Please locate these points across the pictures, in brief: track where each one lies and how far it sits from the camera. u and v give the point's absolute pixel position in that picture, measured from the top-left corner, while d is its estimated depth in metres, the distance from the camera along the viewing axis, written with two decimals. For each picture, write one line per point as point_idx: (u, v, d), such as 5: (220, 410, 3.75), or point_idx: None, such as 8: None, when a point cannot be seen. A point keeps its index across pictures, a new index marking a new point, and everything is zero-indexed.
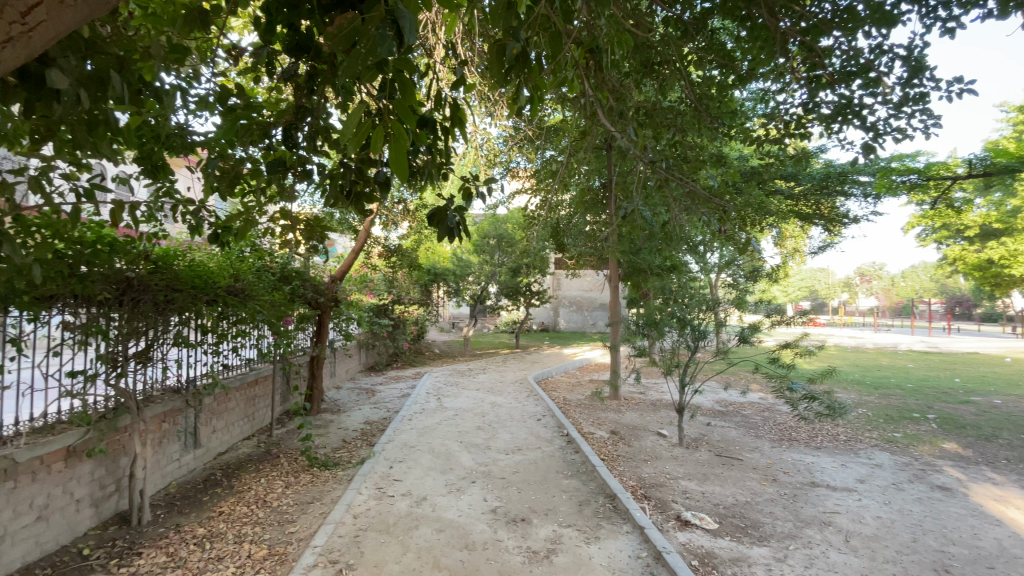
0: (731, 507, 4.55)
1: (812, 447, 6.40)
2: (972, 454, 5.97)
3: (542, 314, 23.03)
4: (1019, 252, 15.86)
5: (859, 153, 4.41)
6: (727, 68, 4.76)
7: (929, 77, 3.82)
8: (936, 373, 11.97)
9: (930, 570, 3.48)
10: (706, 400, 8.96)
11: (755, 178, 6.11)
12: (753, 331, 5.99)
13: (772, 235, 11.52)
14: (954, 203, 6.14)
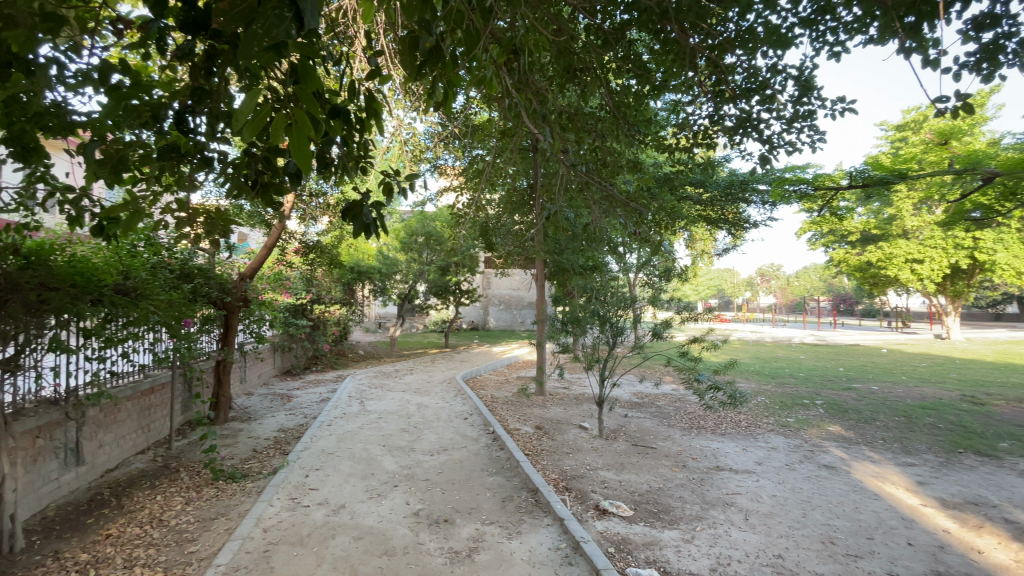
0: (646, 494, 4.79)
1: (718, 433, 6.91)
2: (852, 435, 6.73)
3: (471, 313, 23.03)
4: (891, 256, 18.14)
5: (758, 163, 4.80)
6: (643, 78, 5.03)
7: (817, 96, 4.25)
8: (823, 364, 13.41)
9: (817, 541, 3.85)
10: (626, 393, 9.42)
11: (668, 184, 6.49)
12: (666, 326, 6.38)
13: (685, 237, 12.32)
14: (837, 211, 6.88)
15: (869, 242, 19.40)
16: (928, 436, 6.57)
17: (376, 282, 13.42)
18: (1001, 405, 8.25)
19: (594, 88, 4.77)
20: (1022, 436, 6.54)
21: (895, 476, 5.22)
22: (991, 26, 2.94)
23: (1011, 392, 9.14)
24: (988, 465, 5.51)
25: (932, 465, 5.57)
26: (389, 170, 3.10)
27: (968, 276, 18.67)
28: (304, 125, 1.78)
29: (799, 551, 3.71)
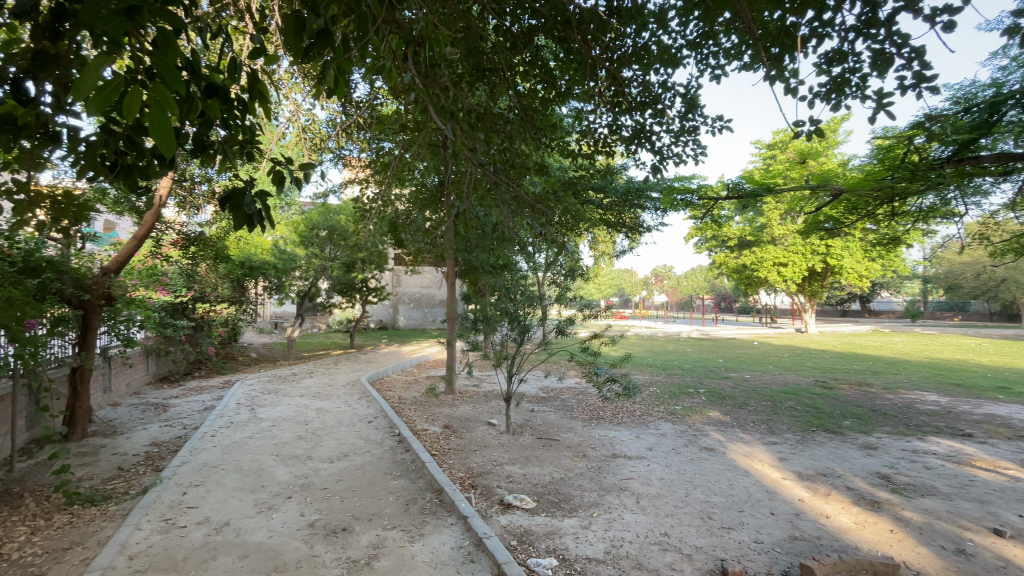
0: (548, 485, 4.97)
1: (615, 423, 7.35)
2: (728, 419, 7.53)
3: (379, 311, 22.29)
4: (763, 259, 20.54)
5: (650, 172, 5.18)
6: (549, 84, 5.21)
7: (700, 114, 4.67)
8: (706, 356, 14.84)
9: (698, 517, 4.24)
10: (532, 388, 9.69)
11: (572, 187, 6.77)
12: (569, 323, 6.64)
13: (589, 239, 12.93)
14: (718, 217, 7.63)
15: (745, 247, 21.79)
16: (788, 418, 7.53)
17: (271, 279, 12.46)
18: (843, 388, 9.71)
19: (501, 88, 4.83)
20: (858, 414, 7.73)
21: (762, 454, 5.91)
22: (839, 62, 3.42)
23: (851, 377, 10.78)
24: (833, 440, 6.44)
25: (790, 443, 6.39)
26: (278, 157, 2.88)
27: (821, 278, 21.70)
28: (167, 101, 1.62)
29: (682, 527, 4.06)
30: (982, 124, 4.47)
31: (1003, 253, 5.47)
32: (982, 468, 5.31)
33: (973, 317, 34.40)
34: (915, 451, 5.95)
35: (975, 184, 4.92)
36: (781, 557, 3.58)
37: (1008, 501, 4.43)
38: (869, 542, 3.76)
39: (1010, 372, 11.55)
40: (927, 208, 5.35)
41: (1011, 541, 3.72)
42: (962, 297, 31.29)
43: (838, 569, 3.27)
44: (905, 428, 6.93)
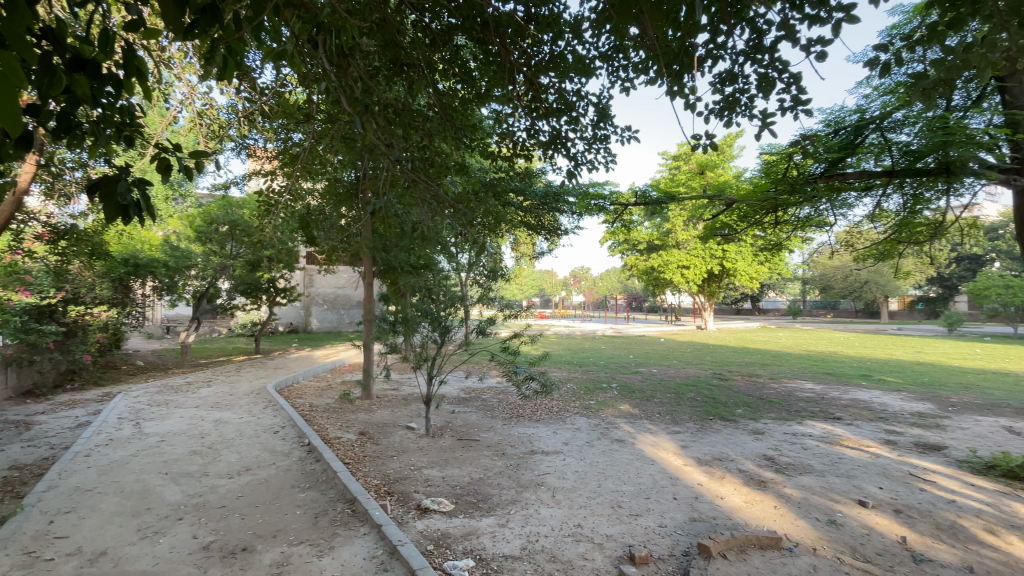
0: (467, 486, 4.96)
1: (534, 420, 7.51)
2: (637, 412, 8.00)
3: (289, 313, 20.97)
4: (668, 262, 22.08)
5: (566, 176, 5.37)
6: (468, 84, 5.22)
7: (611, 123, 4.92)
8: (619, 352, 15.67)
9: (609, 507, 4.45)
10: (453, 389, 9.62)
11: (493, 188, 6.81)
12: (489, 323, 6.62)
13: (509, 240, 13.09)
14: (630, 220, 8.05)
15: (654, 251, 23.29)
16: (690, 408, 8.15)
17: (162, 279, 11.23)
18: (736, 379, 10.70)
19: (419, 85, 4.74)
20: (749, 402, 8.56)
21: (667, 443, 6.34)
22: (730, 82, 3.76)
23: (743, 370, 11.93)
24: (727, 427, 7.07)
25: (691, 431, 6.93)
26: (165, 145, 2.58)
27: (719, 279, 23.77)
28: (15, 71, 1.37)
29: (594, 518, 4.24)
30: (848, 145, 5.13)
31: (864, 258, 6.31)
32: (848, 447, 6.10)
33: (840, 315, 39.49)
34: (796, 434, 6.70)
35: (842, 198, 5.62)
36: (682, 538, 3.86)
37: (868, 475, 5.13)
38: (757, 518, 4.17)
39: (868, 362, 13.42)
40: (805, 218, 6.03)
41: (870, 510, 4.30)
42: (832, 296, 35.77)
43: (730, 545, 3.59)
44: (788, 414, 7.78)
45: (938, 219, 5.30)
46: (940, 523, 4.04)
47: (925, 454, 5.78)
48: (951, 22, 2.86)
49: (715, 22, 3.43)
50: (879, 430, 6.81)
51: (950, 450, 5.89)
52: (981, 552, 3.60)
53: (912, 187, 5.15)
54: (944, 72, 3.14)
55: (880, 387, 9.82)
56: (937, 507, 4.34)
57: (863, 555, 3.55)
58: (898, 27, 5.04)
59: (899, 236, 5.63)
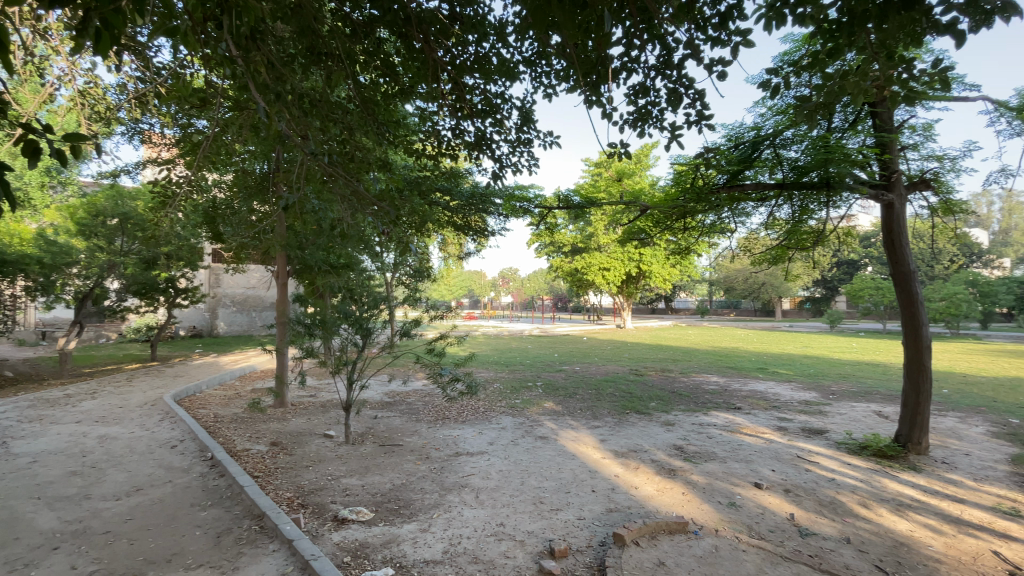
0: (389, 493, 4.82)
1: (459, 421, 7.46)
2: (561, 409, 8.22)
3: (191, 316, 19.24)
4: (590, 264, 23.08)
5: (491, 178, 5.40)
6: (390, 78, 5.08)
7: (534, 128, 5.03)
8: (545, 351, 16.03)
9: (531, 503, 4.53)
10: (375, 394, 9.32)
11: (416, 186, 6.68)
12: (415, 324, 6.41)
13: (436, 240, 12.94)
14: (555, 223, 8.16)
15: (578, 253, 24.16)
16: (609, 403, 8.52)
17: (35, 278, 9.85)
18: (651, 374, 11.36)
19: (338, 76, 4.54)
20: (662, 395, 9.10)
21: (587, 438, 6.57)
22: (643, 95, 3.98)
23: (658, 365, 12.71)
24: (642, 420, 7.47)
25: (610, 425, 7.23)
26: (35, 125, 2.25)
27: (637, 281, 25.13)
28: None
29: (517, 515, 4.29)
30: (746, 158, 5.55)
31: (760, 262, 6.93)
32: (747, 434, 6.67)
33: (742, 313, 43.30)
34: (702, 423, 7.22)
35: (741, 207, 6.16)
36: (599, 529, 4.02)
37: (763, 459, 5.65)
38: (668, 505, 4.44)
39: (764, 356, 14.82)
40: (711, 224, 6.52)
41: (764, 491, 4.73)
42: (736, 297, 39.10)
43: (643, 532, 3.79)
44: (696, 405, 8.37)
45: (820, 228, 5.97)
46: (822, 500, 4.54)
47: (810, 437, 6.48)
48: (829, 53, 3.24)
49: (628, 37, 3.63)
50: (772, 417, 7.54)
51: (830, 433, 6.65)
52: (854, 523, 4.09)
53: (799, 199, 5.75)
54: (824, 96, 3.54)
55: (774, 378, 10.88)
56: (820, 485, 4.88)
57: (758, 533, 3.91)
58: (790, 54, 5.57)
59: (788, 242, 6.27)
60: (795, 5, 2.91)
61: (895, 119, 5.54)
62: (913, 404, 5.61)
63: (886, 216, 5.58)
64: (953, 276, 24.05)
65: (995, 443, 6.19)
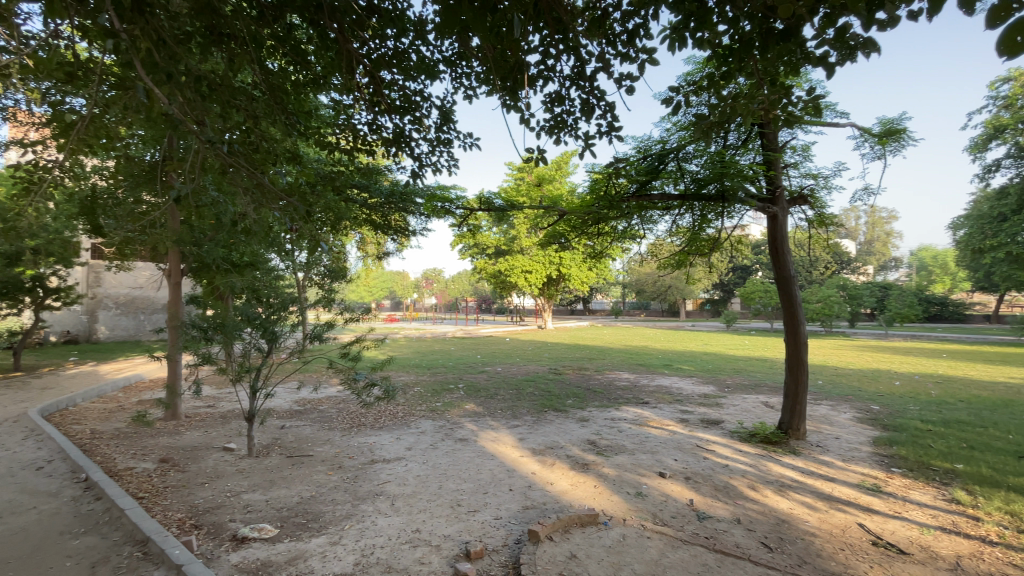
0: (296, 507, 4.53)
1: (376, 428, 7.21)
2: (481, 410, 8.25)
3: (65, 319, 16.88)
4: (513, 266, 23.46)
5: (409, 176, 5.30)
6: (301, 66, 4.80)
7: (453, 128, 5.01)
8: (467, 353, 16.03)
9: (448, 507, 4.49)
10: (283, 402, 8.75)
11: (329, 182, 6.39)
12: (327, 327, 6.06)
13: (354, 240, 12.44)
14: (478, 226, 8.11)
15: (501, 255, 24.46)
16: (529, 402, 8.69)
17: None
18: (569, 373, 11.75)
19: (241, 61, 4.21)
20: (579, 393, 9.45)
21: (506, 438, 6.63)
22: (558, 103, 4.11)
23: (576, 364, 13.20)
24: (560, 418, 7.70)
25: (529, 424, 7.37)
26: None
27: (557, 283, 25.96)
28: None
29: (433, 520, 4.23)
30: (653, 170, 5.97)
31: (665, 266, 7.43)
32: (654, 427, 7.12)
33: (654, 314, 46.20)
34: (614, 418, 7.59)
35: (648, 215, 6.57)
36: (515, 528, 4.07)
37: (667, 449, 6.05)
38: (580, 499, 4.60)
39: (672, 354, 15.92)
40: (623, 230, 6.90)
41: (668, 479, 5.07)
42: (648, 298, 41.63)
43: (556, 527, 3.90)
44: (610, 402, 8.78)
45: (716, 236, 6.53)
46: (718, 485, 4.95)
47: (708, 428, 7.05)
48: (723, 76, 3.54)
49: (544, 46, 3.74)
50: (676, 410, 8.11)
51: (726, 423, 7.28)
52: (744, 505, 4.50)
53: (699, 209, 6.24)
54: (718, 115, 3.87)
55: (678, 374, 11.72)
56: (716, 471, 5.32)
57: (661, 519, 4.17)
58: (692, 75, 5.98)
59: (690, 248, 6.78)
60: (695, 29, 3.15)
61: (780, 140, 6.17)
62: (793, 395, 6.30)
63: (772, 227, 6.20)
64: (827, 281, 27.43)
65: (858, 427, 7.12)
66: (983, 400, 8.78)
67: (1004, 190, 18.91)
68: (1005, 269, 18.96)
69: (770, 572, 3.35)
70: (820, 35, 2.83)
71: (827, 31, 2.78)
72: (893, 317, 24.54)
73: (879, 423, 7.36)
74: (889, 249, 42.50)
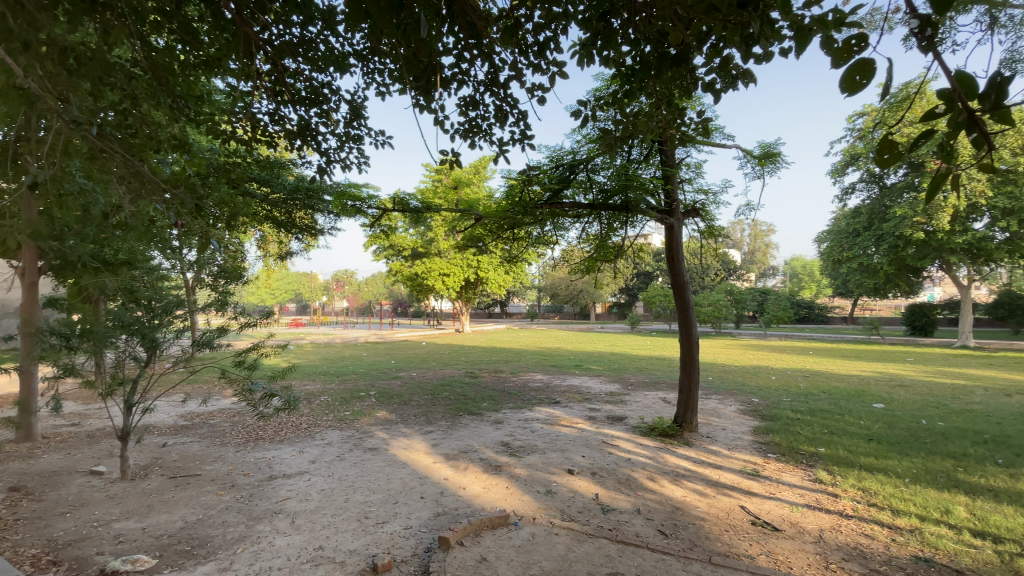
0: (179, 533, 4.08)
1: (276, 441, 6.72)
2: (393, 417, 8.01)
3: None
4: (430, 268, 23.12)
5: (315, 172, 5.02)
6: (191, 46, 4.36)
7: (363, 123, 4.83)
8: (380, 358, 15.49)
9: (355, 520, 4.30)
10: (167, 417, 7.86)
11: (222, 174, 5.87)
12: (219, 333, 5.47)
13: (254, 237, 11.53)
14: (391, 227, 7.81)
15: (417, 257, 23.99)
16: (443, 407, 8.59)
17: None
18: (483, 376, 11.80)
19: (118, 35, 3.73)
20: (493, 396, 9.52)
21: (418, 444, 6.50)
22: (473, 107, 4.12)
23: (491, 367, 13.32)
24: (474, 421, 7.70)
25: (442, 429, 7.29)
26: None
27: (474, 286, 26.02)
28: None
29: (337, 535, 4.02)
30: (564, 179, 6.18)
31: (576, 272, 7.70)
32: (564, 425, 7.36)
33: (567, 317, 47.91)
34: (527, 419, 7.74)
35: (560, 221, 6.82)
36: (425, 536, 4.00)
37: (576, 446, 6.28)
38: (492, 501, 4.63)
39: (582, 355, 16.63)
40: (538, 235, 7.10)
41: (575, 476, 5.26)
42: (561, 302, 43.07)
43: (467, 532, 3.87)
44: (523, 403, 8.95)
45: (621, 244, 6.93)
46: (621, 478, 5.23)
47: (613, 424, 7.43)
48: (627, 94, 3.77)
49: (457, 49, 3.74)
50: (585, 408, 8.48)
51: (629, 419, 7.73)
52: (644, 495, 4.80)
53: (606, 218, 6.60)
54: (622, 130, 4.11)
55: (588, 374, 12.24)
56: (619, 465, 5.62)
57: (569, 515, 4.32)
58: (599, 91, 6.27)
59: (598, 254, 7.10)
60: (601, 47, 3.31)
61: (676, 157, 6.69)
62: (687, 391, 6.84)
63: (669, 236, 6.71)
64: (719, 286, 30.24)
65: (741, 418, 7.91)
66: (840, 390, 10.16)
67: (857, 210, 22.11)
68: (857, 278, 22.09)
69: (666, 556, 3.60)
70: (709, 64, 3.10)
71: (714, 60, 3.05)
72: (771, 319, 27.59)
73: (758, 414, 8.23)
74: (769, 259, 47.79)
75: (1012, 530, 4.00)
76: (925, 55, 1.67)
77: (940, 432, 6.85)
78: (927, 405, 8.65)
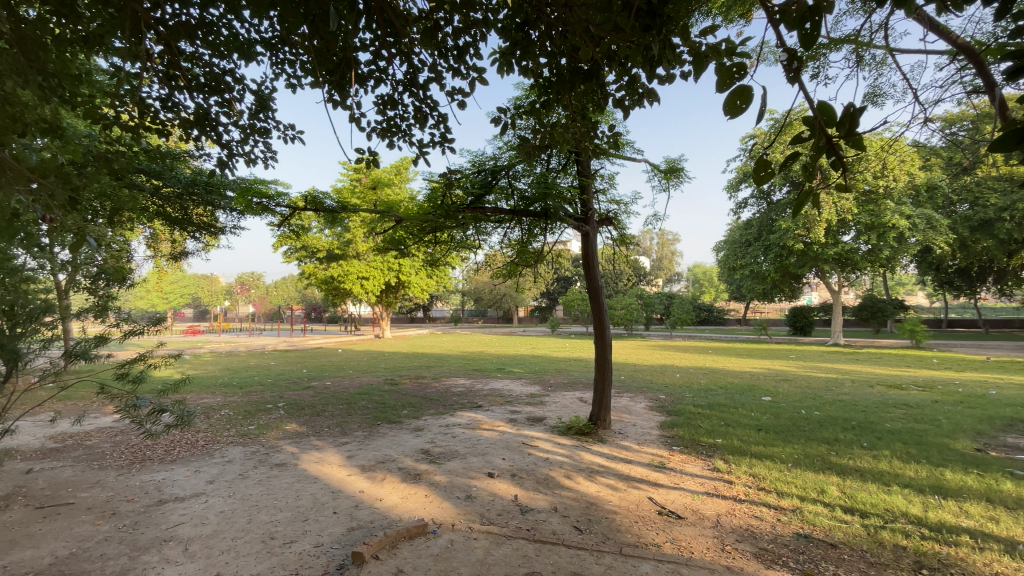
0: (47, 570, 3.55)
1: (167, 461, 6.07)
2: (304, 429, 7.56)
3: None
4: (348, 271, 22.18)
5: (215, 166, 4.63)
6: (67, 18, 3.85)
7: (270, 116, 4.53)
8: (290, 367, 14.57)
9: (259, 542, 3.99)
10: (30, 440, 6.81)
11: (102, 163, 5.20)
12: (97, 343, 4.83)
13: (142, 235, 10.35)
14: (303, 227, 7.38)
15: (333, 259, 22.88)
16: (360, 416, 8.26)
17: None
18: (403, 382, 11.52)
19: None
20: (413, 402, 9.33)
21: (332, 457, 6.19)
22: (391, 106, 4.02)
23: (411, 372, 13.05)
24: (392, 429, 7.48)
25: (359, 439, 7.01)
26: None
27: (396, 290, 25.38)
28: None
29: (239, 560, 3.72)
30: (486, 184, 6.24)
31: (498, 275, 7.77)
32: (485, 429, 7.38)
33: (490, 322, 48.19)
34: (448, 425, 7.66)
35: (482, 226, 6.85)
36: (338, 552, 3.81)
37: (496, 449, 6.32)
38: (411, 511, 4.52)
39: (503, 358, 16.83)
40: (460, 239, 7.08)
41: (495, 479, 5.29)
42: (484, 306, 43.24)
43: (383, 545, 3.75)
44: (444, 408, 8.86)
45: (541, 249, 7.11)
46: (539, 478, 5.35)
47: (533, 425, 7.58)
48: (544, 104, 3.89)
49: (375, 46, 3.65)
50: (506, 411, 8.57)
51: (548, 419, 7.93)
52: (561, 494, 4.94)
53: (527, 224, 6.73)
54: (540, 139, 4.23)
55: (508, 377, 12.40)
56: (538, 465, 5.74)
57: (487, 519, 4.33)
58: (519, 99, 6.40)
59: (519, 259, 7.22)
60: (520, 57, 3.39)
61: (592, 168, 6.99)
62: (602, 391, 7.15)
63: (585, 243, 7.01)
64: (632, 290, 32.00)
65: (650, 414, 8.43)
66: (736, 386, 11.18)
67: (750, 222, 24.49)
68: (750, 284, 24.46)
69: (580, 551, 3.72)
70: (618, 81, 3.28)
71: (622, 78, 3.24)
72: (677, 321, 29.63)
73: (665, 409, 8.82)
74: (676, 266, 51.45)
75: (873, 505, 4.62)
76: (791, 85, 1.91)
77: (816, 420, 7.76)
78: (806, 397, 9.77)
